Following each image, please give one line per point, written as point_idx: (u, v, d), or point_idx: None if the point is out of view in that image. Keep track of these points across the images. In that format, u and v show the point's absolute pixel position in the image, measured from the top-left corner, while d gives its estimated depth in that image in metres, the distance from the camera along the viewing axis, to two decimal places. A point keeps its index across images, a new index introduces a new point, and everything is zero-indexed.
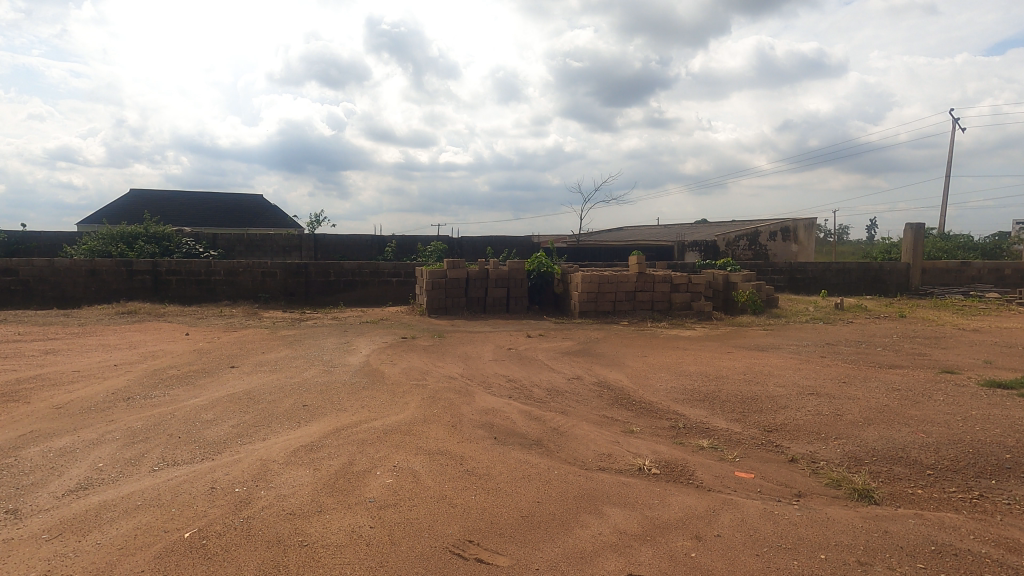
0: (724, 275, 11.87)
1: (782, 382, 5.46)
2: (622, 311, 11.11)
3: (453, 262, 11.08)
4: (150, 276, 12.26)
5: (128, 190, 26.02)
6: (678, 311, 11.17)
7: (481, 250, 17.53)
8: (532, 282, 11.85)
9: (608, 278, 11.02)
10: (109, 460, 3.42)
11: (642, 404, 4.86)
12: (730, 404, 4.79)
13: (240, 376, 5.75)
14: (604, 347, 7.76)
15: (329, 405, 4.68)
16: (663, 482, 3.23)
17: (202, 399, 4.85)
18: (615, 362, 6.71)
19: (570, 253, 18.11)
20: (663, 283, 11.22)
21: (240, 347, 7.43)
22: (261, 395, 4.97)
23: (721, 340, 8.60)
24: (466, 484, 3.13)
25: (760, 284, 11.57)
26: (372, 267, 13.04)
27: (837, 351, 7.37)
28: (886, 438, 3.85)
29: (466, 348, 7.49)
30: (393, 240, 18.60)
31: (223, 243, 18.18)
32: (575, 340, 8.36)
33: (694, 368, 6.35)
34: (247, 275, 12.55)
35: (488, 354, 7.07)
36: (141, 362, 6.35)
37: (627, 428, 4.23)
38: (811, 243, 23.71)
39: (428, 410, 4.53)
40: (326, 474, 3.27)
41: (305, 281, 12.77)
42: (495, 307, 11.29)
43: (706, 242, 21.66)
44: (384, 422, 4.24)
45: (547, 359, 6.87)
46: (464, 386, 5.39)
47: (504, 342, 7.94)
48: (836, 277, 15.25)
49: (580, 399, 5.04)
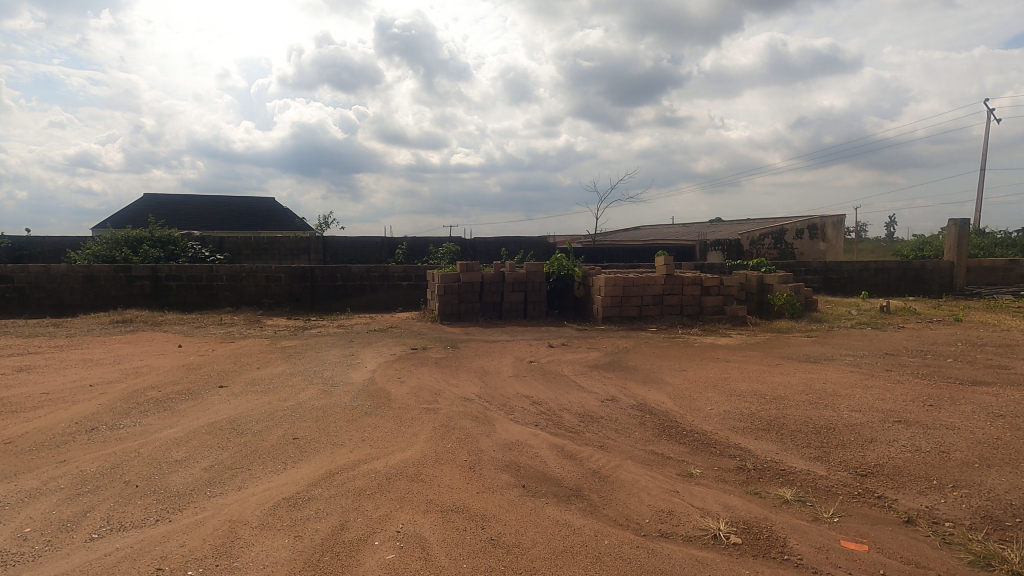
0: (758, 277, 11.01)
1: (856, 405, 4.62)
2: (649, 316, 10.31)
3: (467, 264, 10.35)
4: (150, 282, 11.69)
5: (141, 194, 25.85)
6: (709, 315, 10.36)
7: (495, 252, 16.81)
8: (551, 285, 11.10)
9: (634, 281, 10.22)
10: (37, 524, 2.70)
11: (695, 436, 4.06)
12: (802, 435, 3.97)
13: (228, 399, 5.05)
14: (636, 359, 6.96)
15: (325, 439, 3.96)
16: (750, 559, 2.44)
17: (176, 431, 4.14)
18: (653, 378, 5.91)
19: (587, 254, 17.31)
20: (692, 285, 10.40)
21: (234, 361, 6.75)
22: (246, 425, 4.26)
23: (765, 350, 7.75)
24: (490, 564, 2.38)
25: (799, 286, 10.70)
26: (381, 270, 12.35)
27: (903, 363, 6.49)
28: (1020, 487, 3.03)
29: (482, 362, 6.73)
30: (404, 241, 17.95)
31: (230, 246, 17.66)
32: (602, 350, 7.59)
33: (744, 386, 5.51)
34: (251, 279, 11.93)
35: (508, 369, 6.31)
36: (122, 381, 5.68)
37: (684, 469, 3.44)
38: (839, 241, 22.65)
39: (441, 446, 3.79)
40: (310, 544, 2.54)
41: (310, 285, 12.12)
42: (512, 313, 10.54)
43: (729, 241, 20.74)
44: (387, 463, 3.51)
45: (574, 375, 6.10)
46: (482, 412, 4.63)
47: (524, 354, 7.18)
48: (873, 277, 14.28)
49: (619, 429, 4.25)
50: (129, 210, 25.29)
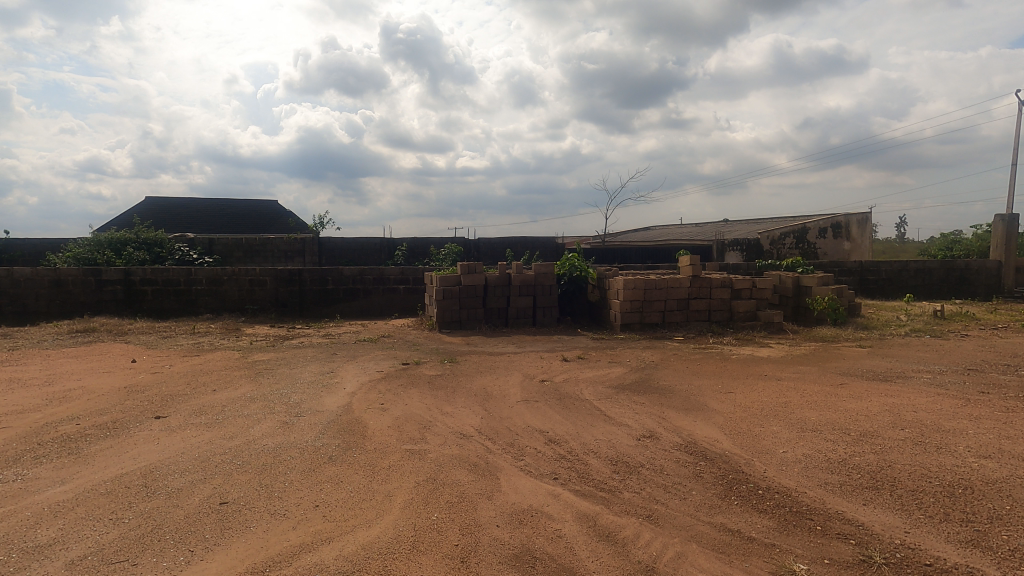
0: (794, 278, 9.86)
1: (980, 450, 3.47)
2: (673, 323, 9.18)
3: (468, 266, 9.25)
4: (122, 287, 10.67)
5: (142, 197, 25.14)
6: (741, 322, 9.22)
7: (500, 253, 15.73)
8: (562, 289, 9.99)
9: (657, 283, 9.09)
10: None
11: (776, 499, 2.92)
12: (930, 499, 2.83)
13: (158, 436, 3.95)
14: (669, 377, 5.81)
15: (264, 505, 2.86)
16: None
17: (66, 488, 3.06)
18: (695, 404, 4.75)
19: (598, 255, 16.23)
20: (722, 289, 9.27)
21: (188, 381, 5.66)
22: (164, 480, 3.16)
23: (817, 364, 6.58)
24: None
25: (841, 288, 9.54)
26: (375, 272, 11.28)
27: (999, 383, 5.32)
28: None
29: (485, 381, 5.62)
30: (404, 243, 16.95)
31: (221, 248, 16.67)
32: (626, 365, 6.45)
33: (814, 416, 4.35)
34: (233, 284, 10.90)
35: (516, 392, 5.19)
36: (39, 409, 4.60)
37: (781, 564, 2.31)
38: (865, 241, 21.36)
39: (422, 521, 2.68)
40: None
41: (298, 290, 11.06)
42: (519, 320, 9.43)
43: (747, 241, 19.62)
44: (339, 552, 2.40)
45: (595, 399, 4.96)
46: (483, 458, 3.52)
47: (536, 371, 6.07)
48: (913, 278, 13.07)
49: (669, 485, 3.11)
50: (127, 213, 24.42)
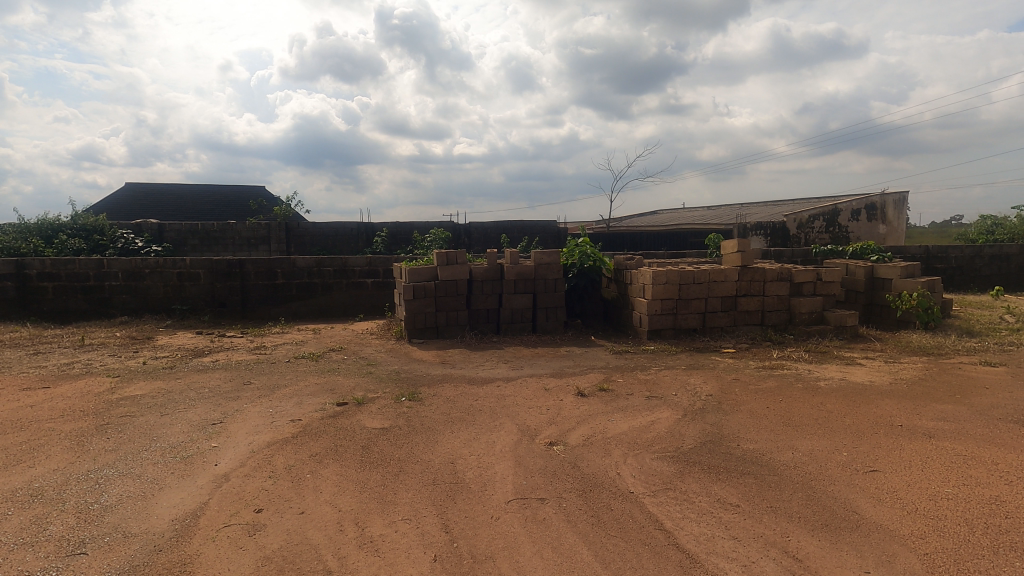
0: (866, 268, 7.67)
1: None
2: (716, 327, 7.01)
3: (446, 255, 7.02)
4: (14, 284, 8.41)
5: (120, 186, 23.00)
6: (804, 325, 7.04)
7: (495, 239, 13.49)
8: (570, 284, 7.79)
9: (695, 277, 6.88)
10: None
11: None
12: None
13: None
14: (753, 435, 3.60)
15: None
16: None
17: None
18: (836, 511, 2.56)
19: (606, 241, 14.01)
20: (779, 283, 7.06)
21: None
22: None
23: (957, 400, 4.39)
24: None
25: (932, 280, 7.35)
26: (336, 263, 9.08)
27: None
28: None
29: (458, 444, 3.43)
30: (384, 228, 14.72)
31: (174, 236, 14.44)
32: (675, 404, 4.25)
33: None
34: (157, 279, 8.67)
35: (507, 473, 3.00)
36: None
37: None
38: (901, 223, 19.18)
39: None
40: None
41: (240, 285, 8.83)
42: (514, 325, 7.24)
43: (773, 225, 17.39)
44: None
45: (647, 494, 2.75)
46: None
47: (540, 420, 3.89)
48: (989, 267, 10.88)
49: None
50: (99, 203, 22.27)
